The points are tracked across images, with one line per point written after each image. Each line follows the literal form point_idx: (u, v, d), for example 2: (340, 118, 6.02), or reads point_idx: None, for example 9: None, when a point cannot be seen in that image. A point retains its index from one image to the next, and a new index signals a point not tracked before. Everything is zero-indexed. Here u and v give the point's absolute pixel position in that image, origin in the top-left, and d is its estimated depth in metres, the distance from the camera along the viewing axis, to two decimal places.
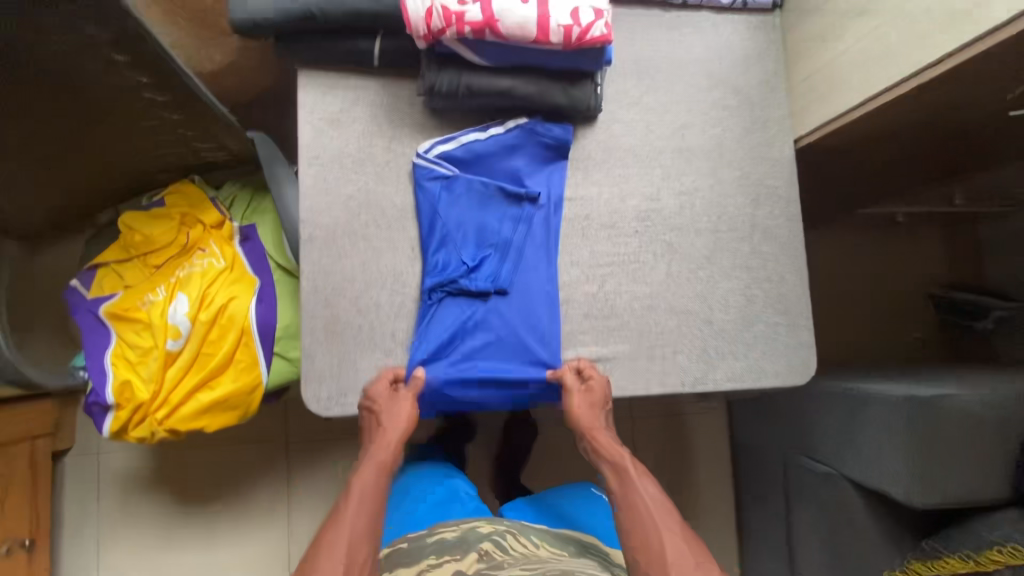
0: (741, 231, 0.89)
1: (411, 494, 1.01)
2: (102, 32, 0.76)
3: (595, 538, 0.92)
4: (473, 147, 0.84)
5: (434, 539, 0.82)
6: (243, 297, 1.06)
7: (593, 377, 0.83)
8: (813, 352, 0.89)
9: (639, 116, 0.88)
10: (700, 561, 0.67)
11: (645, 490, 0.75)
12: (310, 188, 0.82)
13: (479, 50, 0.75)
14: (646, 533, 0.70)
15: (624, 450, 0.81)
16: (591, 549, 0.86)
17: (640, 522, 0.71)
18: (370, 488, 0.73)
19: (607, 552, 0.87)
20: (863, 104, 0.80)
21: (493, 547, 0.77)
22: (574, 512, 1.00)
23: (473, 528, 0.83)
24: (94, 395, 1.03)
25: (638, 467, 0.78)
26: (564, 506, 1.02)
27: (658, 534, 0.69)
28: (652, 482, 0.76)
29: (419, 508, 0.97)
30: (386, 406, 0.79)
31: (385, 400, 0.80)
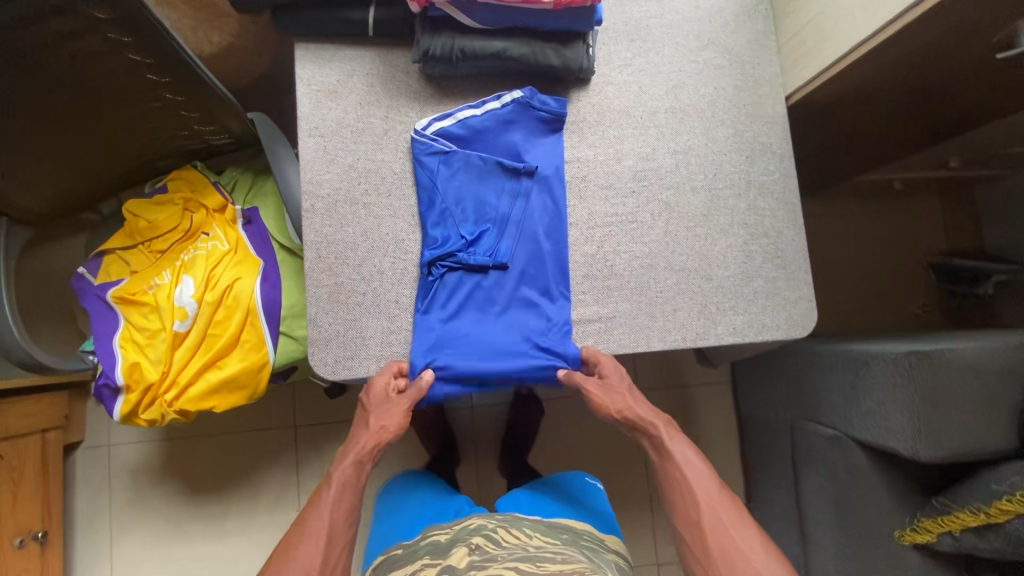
0: (737, 188, 0.89)
1: (406, 504, 1.00)
2: (102, 12, 0.78)
3: (590, 526, 0.93)
4: (471, 123, 0.85)
5: (429, 544, 0.82)
6: (247, 278, 1.08)
7: (602, 362, 0.83)
8: (814, 307, 0.89)
9: (632, 77, 0.90)
10: (736, 528, 0.72)
11: (683, 461, 0.79)
12: (311, 158, 0.84)
13: (470, 11, 0.77)
14: (686, 504, 0.76)
15: (660, 422, 0.84)
16: (585, 539, 0.86)
17: (677, 487, 0.78)
18: (352, 482, 0.77)
19: (601, 540, 0.89)
20: (850, 53, 0.81)
21: (485, 540, 0.77)
22: (571, 500, 1.00)
23: (465, 525, 0.83)
24: (104, 377, 1.04)
25: (676, 439, 0.82)
26: (559, 494, 1.02)
27: (696, 503, 0.75)
28: (691, 451, 0.80)
29: (414, 514, 0.97)
30: (380, 404, 0.80)
31: (380, 397, 0.80)
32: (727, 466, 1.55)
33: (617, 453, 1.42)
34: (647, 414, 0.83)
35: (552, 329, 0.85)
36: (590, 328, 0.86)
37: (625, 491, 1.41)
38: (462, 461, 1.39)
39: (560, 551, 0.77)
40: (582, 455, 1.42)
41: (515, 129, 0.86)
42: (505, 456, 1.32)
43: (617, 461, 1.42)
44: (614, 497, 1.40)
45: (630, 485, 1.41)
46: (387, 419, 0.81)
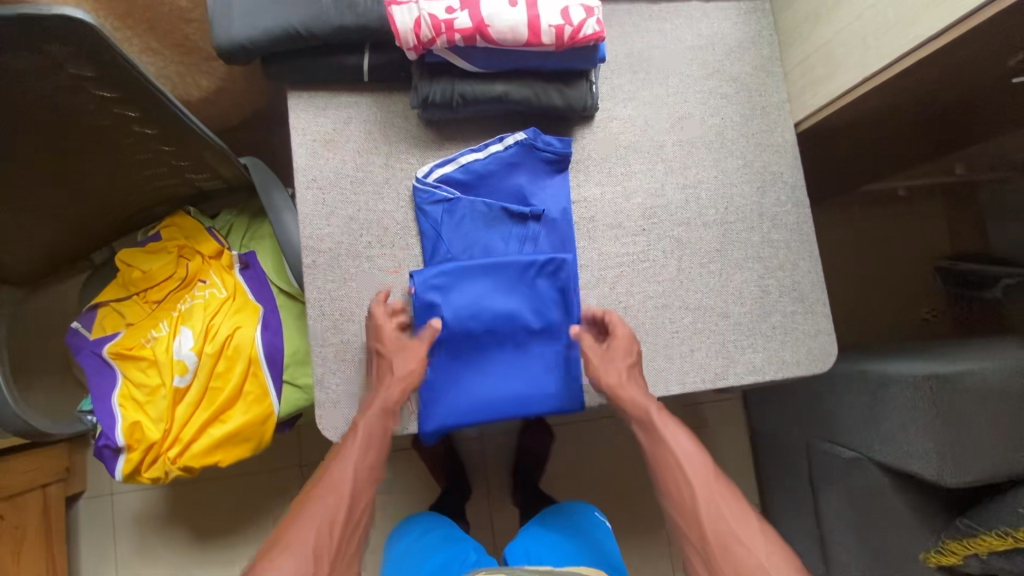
0: (750, 220, 0.87)
1: (409, 557, 0.94)
2: (86, 71, 0.75)
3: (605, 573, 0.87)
4: (473, 168, 0.82)
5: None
6: (248, 326, 1.05)
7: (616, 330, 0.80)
8: (834, 340, 0.86)
9: (636, 111, 0.87)
10: (738, 516, 0.68)
11: (678, 444, 0.74)
12: (310, 212, 0.81)
13: (470, 56, 0.73)
14: (684, 494, 0.70)
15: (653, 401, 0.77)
16: None
17: (671, 475, 0.72)
18: (376, 435, 0.74)
19: None
20: (863, 83, 0.78)
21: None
22: (582, 541, 0.95)
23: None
24: (104, 438, 1.01)
25: (668, 421, 0.76)
26: (570, 535, 0.97)
27: (694, 494, 0.69)
28: (684, 435, 0.75)
29: (418, 566, 0.91)
30: (397, 351, 0.77)
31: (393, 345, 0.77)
32: (742, 484, 1.52)
33: (633, 478, 1.39)
34: (643, 397, 0.76)
35: (563, 377, 0.83)
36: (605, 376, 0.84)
37: (642, 517, 1.38)
38: (474, 494, 1.36)
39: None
40: (597, 482, 1.39)
41: (519, 173, 0.83)
42: (518, 488, 1.29)
43: (633, 486, 1.39)
44: (632, 523, 1.38)
45: (646, 510, 1.39)
46: (412, 367, 0.76)
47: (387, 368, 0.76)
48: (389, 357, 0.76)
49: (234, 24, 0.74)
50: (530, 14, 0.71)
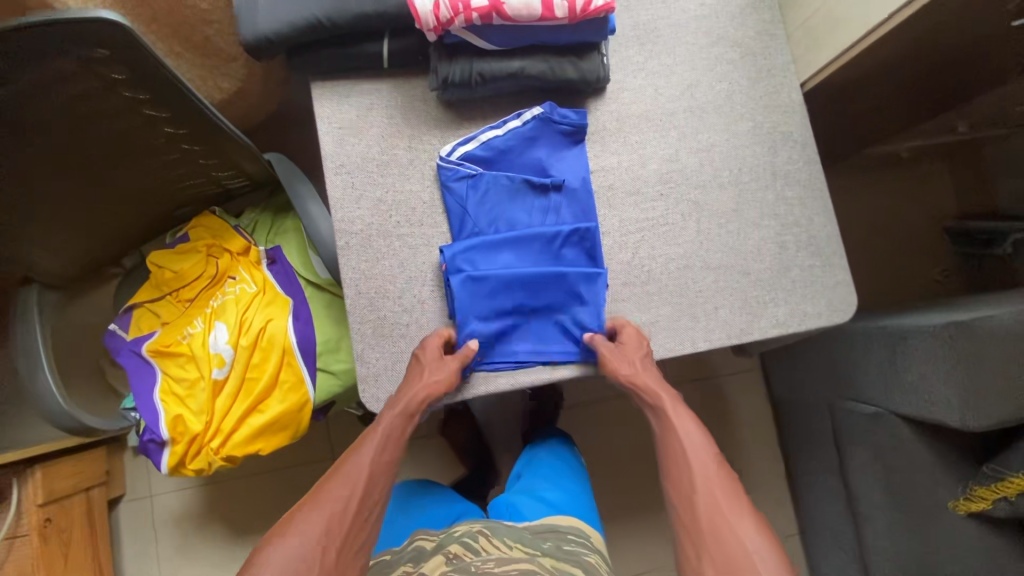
0: (764, 179, 0.89)
1: (399, 511, 0.99)
2: (119, 72, 0.78)
3: (577, 520, 0.93)
4: (494, 144, 0.85)
5: (414, 550, 0.83)
6: (280, 318, 1.08)
7: (626, 332, 0.83)
8: (853, 291, 0.89)
9: (646, 81, 0.90)
10: (729, 503, 0.66)
11: (685, 434, 0.75)
12: (340, 196, 0.84)
13: (487, 35, 0.76)
14: (681, 473, 0.72)
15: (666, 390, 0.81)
16: (570, 538, 0.86)
17: (675, 457, 0.74)
18: (395, 434, 0.76)
19: (588, 537, 0.89)
20: (869, 34, 0.80)
21: (463, 549, 0.78)
22: (556, 491, 0.99)
23: (449, 533, 0.84)
24: (149, 432, 1.04)
25: (680, 410, 0.79)
26: (546, 487, 1.00)
27: (692, 479, 0.70)
28: (693, 423, 0.77)
29: (411, 516, 0.97)
30: (431, 361, 0.79)
31: (432, 358, 0.79)
32: (765, 453, 1.55)
33: None
34: (659, 385, 0.80)
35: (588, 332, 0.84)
36: None
37: None
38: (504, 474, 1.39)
39: (530, 561, 0.75)
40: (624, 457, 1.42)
41: (538, 147, 0.86)
42: None
43: None
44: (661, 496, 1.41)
45: None
46: (440, 377, 0.78)
47: (418, 371, 0.79)
48: (422, 364, 0.79)
49: (259, 20, 0.78)
50: None
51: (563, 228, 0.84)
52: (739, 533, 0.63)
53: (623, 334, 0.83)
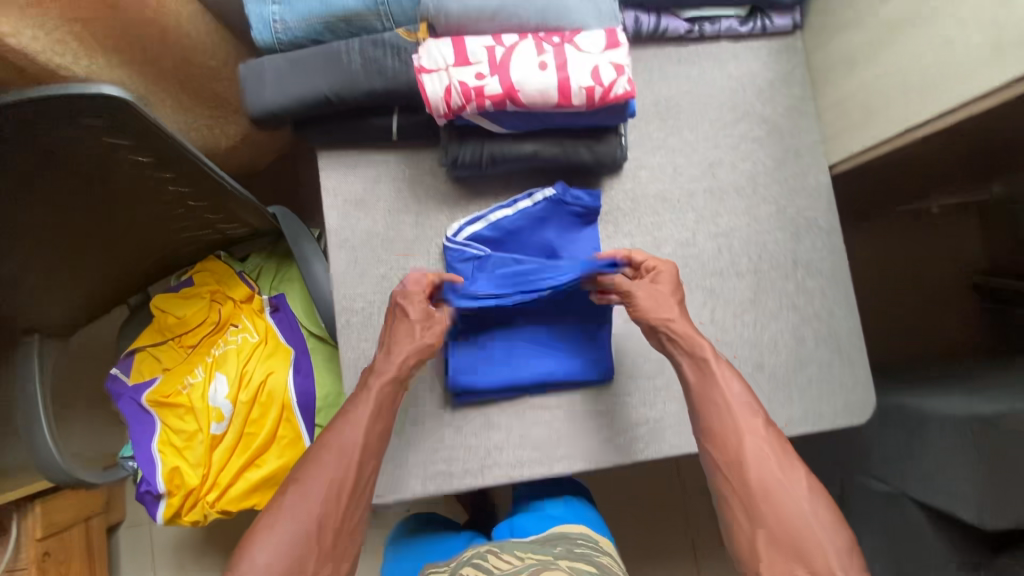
0: (784, 268, 0.86)
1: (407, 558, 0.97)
2: (123, 140, 0.76)
3: (584, 527, 0.92)
4: (503, 225, 0.81)
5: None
6: (280, 372, 1.07)
7: (658, 269, 0.77)
8: (872, 390, 0.85)
9: (666, 159, 0.86)
10: (782, 463, 0.66)
11: (729, 388, 0.71)
12: (343, 272, 0.81)
13: (499, 120, 0.73)
14: (727, 430, 0.69)
15: (704, 338, 0.74)
16: (580, 544, 0.84)
17: (715, 414, 0.70)
18: (388, 402, 0.73)
19: (598, 541, 0.87)
20: (907, 132, 0.74)
21: (475, 570, 0.74)
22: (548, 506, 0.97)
23: (459, 560, 0.81)
24: (145, 484, 1.03)
25: (721, 361, 0.73)
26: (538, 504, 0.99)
27: (740, 434, 0.68)
28: (736, 378, 0.72)
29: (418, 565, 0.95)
30: (420, 317, 0.76)
31: (419, 312, 0.76)
32: None
33: None
34: (694, 333, 0.73)
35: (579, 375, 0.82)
36: (640, 431, 0.83)
37: None
38: None
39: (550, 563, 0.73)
40: None
41: (546, 228, 0.83)
42: None
43: None
44: None
45: None
46: (429, 338, 0.75)
47: (405, 334, 0.75)
48: (410, 322, 0.75)
49: (264, 93, 0.75)
50: (560, 77, 0.69)
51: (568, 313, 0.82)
52: (795, 498, 0.64)
53: (654, 272, 0.77)
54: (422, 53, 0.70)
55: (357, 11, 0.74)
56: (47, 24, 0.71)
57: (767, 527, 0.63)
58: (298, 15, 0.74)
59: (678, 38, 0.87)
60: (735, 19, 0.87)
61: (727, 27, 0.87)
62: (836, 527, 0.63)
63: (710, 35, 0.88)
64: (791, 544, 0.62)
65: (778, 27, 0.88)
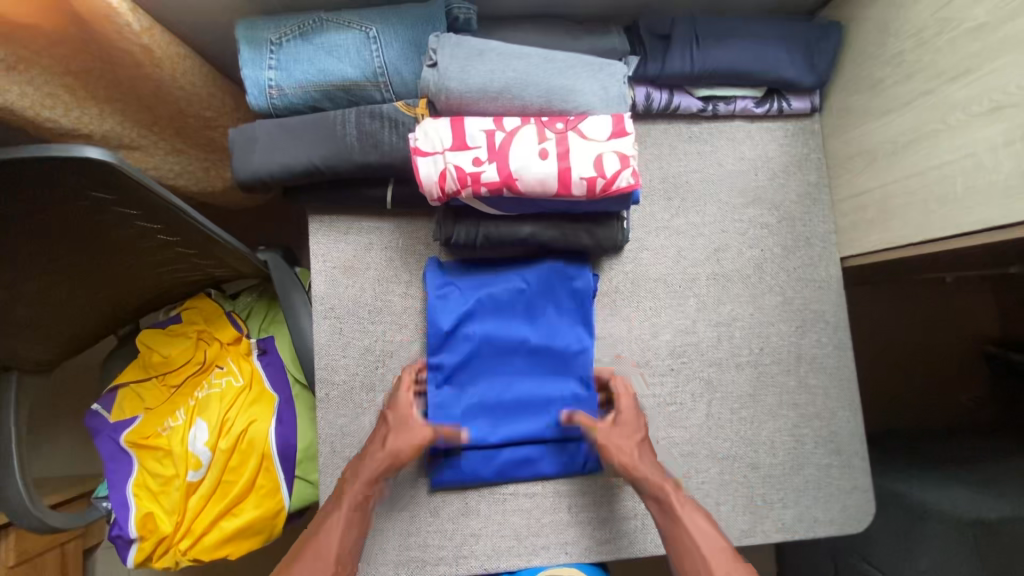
0: (786, 363, 0.82)
1: None
2: (108, 195, 0.74)
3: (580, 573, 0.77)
4: (490, 288, 0.78)
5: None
6: (262, 420, 1.04)
7: (626, 403, 0.76)
8: (872, 497, 0.81)
9: (669, 241, 0.83)
10: None
11: (695, 528, 0.69)
12: (326, 341, 0.79)
13: (496, 204, 0.70)
14: None
15: (668, 482, 0.72)
16: None
17: (688, 563, 0.67)
18: (364, 505, 0.71)
19: None
20: (924, 244, 0.70)
21: None
22: None
23: None
24: (117, 528, 1.01)
25: (684, 502, 0.70)
26: None
27: None
28: (701, 516, 0.69)
29: None
30: (398, 424, 0.73)
31: (399, 418, 0.74)
32: None
33: None
34: (657, 476, 0.72)
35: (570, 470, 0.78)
36: (627, 526, 0.79)
37: None
38: None
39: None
40: None
41: (530, 309, 0.79)
42: None
43: None
44: None
45: None
46: (403, 446, 0.72)
47: (382, 438, 0.73)
48: (389, 427, 0.74)
49: (255, 159, 0.72)
50: (561, 166, 0.66)
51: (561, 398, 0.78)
52: None
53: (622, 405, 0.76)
54: (418, 132, 0.68)
55: (357, 81, 0.72)
56: (35, 79, 0.70)
57: None
58: (294, 82, 0.72)
59: (690, 115, 0.84)
60: (752, 99, 0.83)
61: (743, 107, 0.83)
62: None
63: (725, 113, 0.84)
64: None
65: (796, 109, 0.84)
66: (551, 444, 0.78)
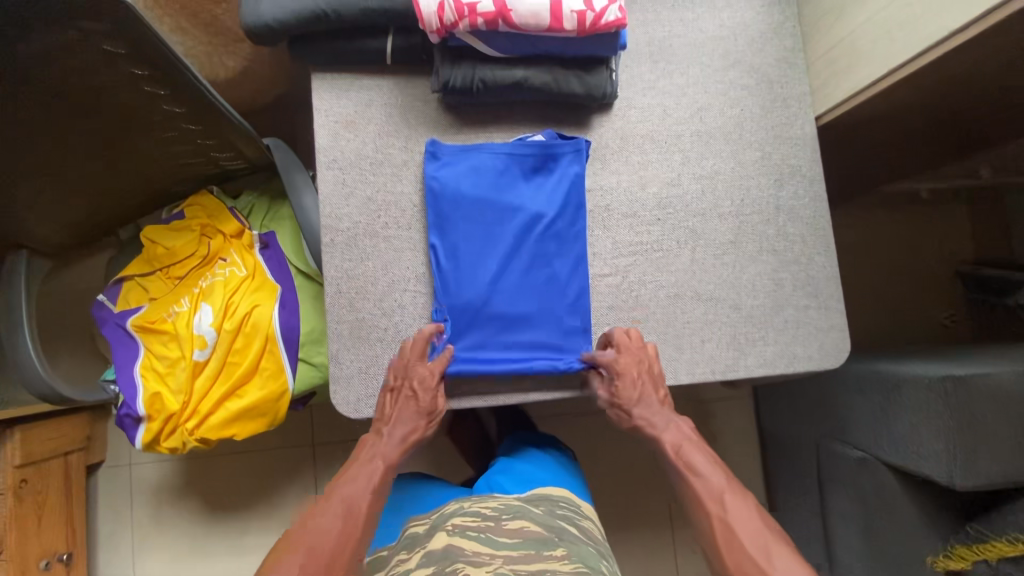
0: (766, 213, 0.87)
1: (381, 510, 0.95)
2: (118, 46, 0.74)
3: (568, 492, 0.93)
4: (486, 154, 0.83)
5: (406, 538, 0.82)
6: (265, 305, 1.07)
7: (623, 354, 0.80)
8: (848, 336, 0.86)
9: (655, 100, 0.88)
10: (749, 535, 0.66)
11: (695, 468, 0.76)
12: (331, 191, 0.82)
13: (491, 41, 0.74)
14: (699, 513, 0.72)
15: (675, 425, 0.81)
16: (562, 506, 0.87)
17: (690, 499, 0.74)
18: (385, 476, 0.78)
19: (579, 506, 0.90)
20: (890, 74, 0.76)
21: (460, 524, 0.78)
22: (538, 472, 0.95)
23: (443, 512, 0.83)
24: (125, 408, 1.05)
25: (692, 445, 0.79)
26: (526, 468, 0.96)
27: (706, 513, 0.71)
28: (702, 456, 0.77)
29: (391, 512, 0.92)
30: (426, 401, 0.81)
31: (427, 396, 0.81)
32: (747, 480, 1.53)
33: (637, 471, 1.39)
34: (661, 417, 0.82)
35: (565, 324, 0.83)
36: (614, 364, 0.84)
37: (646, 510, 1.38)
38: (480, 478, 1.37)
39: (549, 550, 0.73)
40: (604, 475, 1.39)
41: (519, 189, 0.84)
42: None
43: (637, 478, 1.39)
44: (638, 521, 1.34)
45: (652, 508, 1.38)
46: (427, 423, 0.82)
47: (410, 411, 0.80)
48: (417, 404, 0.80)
49: (261, 6, 0.76)
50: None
51: (552, 251, 0.83)
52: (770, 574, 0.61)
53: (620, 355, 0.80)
54: None
55: None
56: None
57: None
58: None
59: None
60: None
61: None
62: None
63: None
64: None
65: None
66: (546, 296, 0.83)
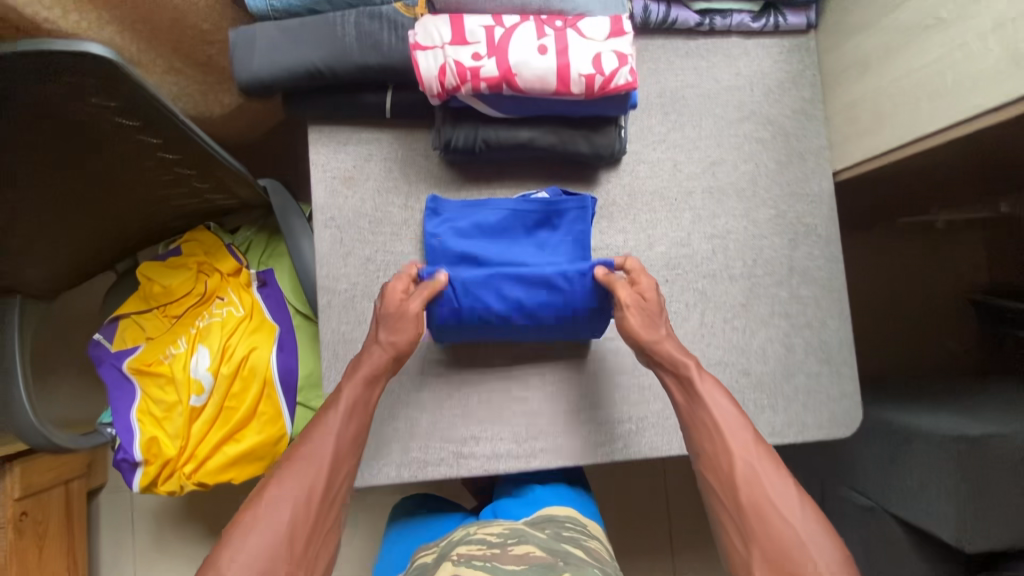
0: (778, 274, 0.84)
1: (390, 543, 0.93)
2: (108, 101, 0.71)
3: (574, 511, 0.89)
4: (488, 210, 0.80)
5: (417, 568, 0.78)
6: (263, 348, 1.05)
7: (643, 283, 0.74)
8: (860, 404, 0.83)
9: (666, 155, 0.84)
10: (774, 485, 0.64)
11: (714, 403, 0.70)
12: (328, 251, 0.79)
13: (496, 103, 0.71)
14: (718, 455, 0.67)
15: (688, 357, 0.72)
16: (568, 527, 0.83)
17: (707, 440, 0.69)
18: (360, 405, 0.72)
19: (586, 525, 0.85)
20: (915, 142, 0.72)
21: (468, 552, 0.71)
22: (542, 494, 0.92)
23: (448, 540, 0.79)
24: (122, 452, 1.04)
25: (705, 380, 0.71)
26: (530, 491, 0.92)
27: (729, 454, 0.67)
28: (722, 394, 0.71)
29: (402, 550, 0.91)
30: (392, 313, 0.73)
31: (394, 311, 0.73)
32: None
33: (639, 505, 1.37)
34: (679, 353, 0.72)
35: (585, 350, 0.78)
36: (620, 430, 0.81)
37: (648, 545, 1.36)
38: None
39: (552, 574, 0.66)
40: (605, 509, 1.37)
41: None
42: None
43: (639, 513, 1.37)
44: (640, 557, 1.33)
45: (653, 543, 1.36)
46: (398, 338, 0.73)
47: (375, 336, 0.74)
48: (382, 323, 0.73)
49: (254, 61, 0.72)
50: (560, 62, 0.67)
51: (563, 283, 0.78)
52: (789, 524, 0.61)
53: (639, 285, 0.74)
54: (418, 29, 0.69)
55: None
56: None
57: (762, 551, 0.61)
58: None
59: (687, 30, 0.85)
60: (748, 14, 0.84)
61: (739, 22, 0.84)
62: (840, 551, 0.60)
63: (722, 29, 0.85)
64: (784, 566, 0.60)
65: (792, 25, 0.85)
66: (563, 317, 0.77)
